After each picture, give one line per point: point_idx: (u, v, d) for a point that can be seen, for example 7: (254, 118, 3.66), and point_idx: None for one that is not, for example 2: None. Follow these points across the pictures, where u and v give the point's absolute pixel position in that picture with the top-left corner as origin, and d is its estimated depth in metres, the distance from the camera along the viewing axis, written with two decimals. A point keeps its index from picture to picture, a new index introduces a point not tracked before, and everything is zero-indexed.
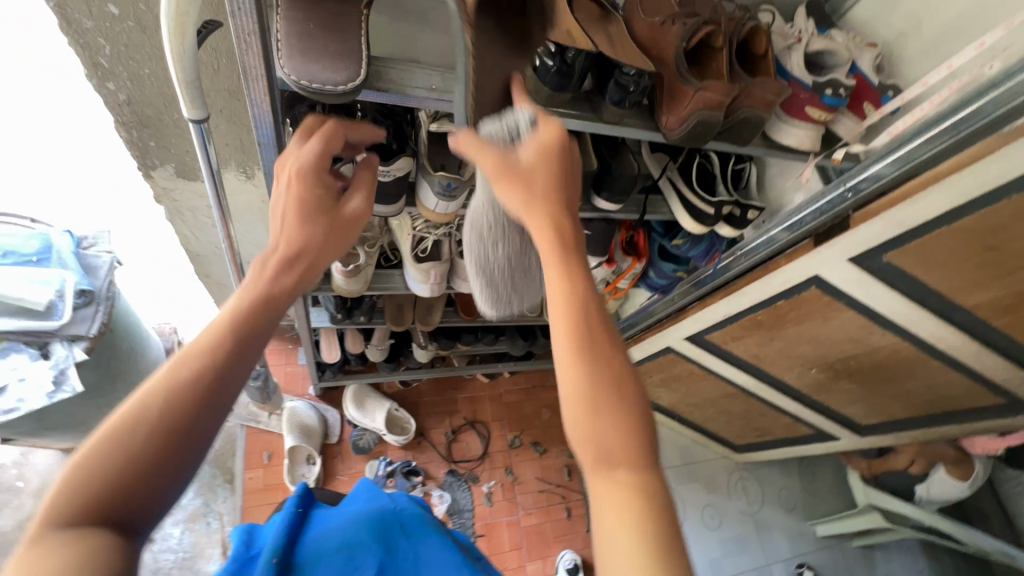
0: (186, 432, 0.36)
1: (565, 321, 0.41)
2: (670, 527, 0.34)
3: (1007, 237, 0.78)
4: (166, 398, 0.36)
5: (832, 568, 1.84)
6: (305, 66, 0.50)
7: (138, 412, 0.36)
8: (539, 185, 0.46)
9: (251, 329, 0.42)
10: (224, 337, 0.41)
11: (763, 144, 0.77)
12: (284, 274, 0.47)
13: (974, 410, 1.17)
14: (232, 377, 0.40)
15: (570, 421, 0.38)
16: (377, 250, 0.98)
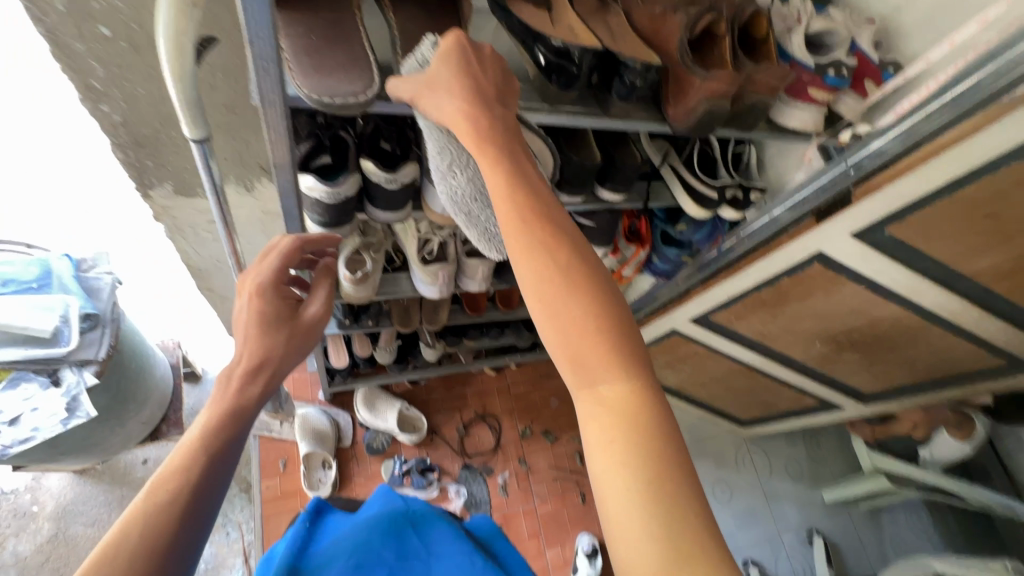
0: (163, 551, 0.41)
1: (523, 247, 0.41)
2: (658, 432, 0.37)
3: (1006, 203, 0.80)
4: (145, 524, 0.41)
5: (841, 533, 1.88)
6: (321, 82, 0.53)
7: (122, 539, 0.40)
8: (446, 86, 0.48)
9: (220, 445, 0.47)
10: (193, 457, 0.46)
11: (768, 127, 0.78)
12: (248, 385, 0.52)
13: (976, 373, 1.20)
14: (203, 493, 0.45)
15: (550, 342, 0.40)
16: (382, 255, 0.97)
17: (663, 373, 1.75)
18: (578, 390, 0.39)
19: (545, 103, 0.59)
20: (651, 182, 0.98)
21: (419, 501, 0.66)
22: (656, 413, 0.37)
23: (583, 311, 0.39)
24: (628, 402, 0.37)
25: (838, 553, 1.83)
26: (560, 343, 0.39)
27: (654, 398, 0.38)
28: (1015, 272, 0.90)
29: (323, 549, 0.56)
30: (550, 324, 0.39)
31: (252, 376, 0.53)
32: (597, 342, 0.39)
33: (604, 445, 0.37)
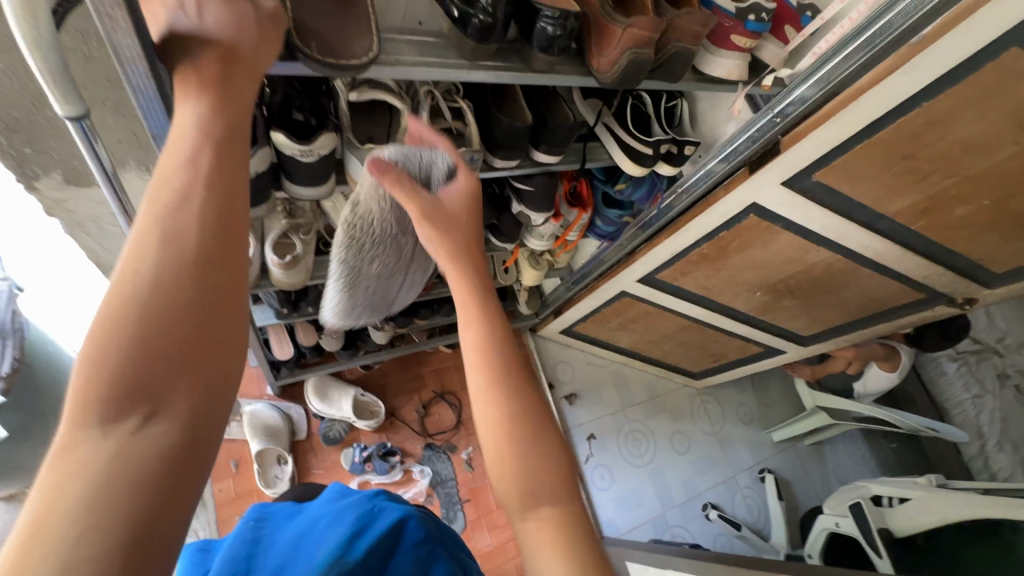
0: (200, 300, 0.32)
1: (486, 377, 0.52)
2: (587, 547, 0.44)
3: (920, 144, 0.84)
4: (162, 256, 0.32)
5: (791, 468, 2.01)
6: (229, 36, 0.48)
7: (140, 279, 0.31)
8: (455, 233, 0.60)
9: (221, 153, 0.36)
10: (190, 221, 0.34)
11: (694, 78, 0.77)
12: (223, 85, 0.38)
13: (901, 307, 1.29)
14: (222, 261, 0.34)
15: (498, 458, 0.48)
16: (314, 236, 0.92)
17: (618, 334, 1.78)
18: (525, 519, 0.45)
19: (461, 60, 0.55)
20: (586, 142, 0.96)
21: (381, 496, 0.67)
22: (582, 533, 0.44)
23: (534, 437, 0.49)
24: (563, 519, 0.45)
25: (788, 487, 1.96)
26: (513, 469, 0.47)
27: (578, 525, 0.45)
28: (930, 210, 0.96)
29: (282, 549, 0.56)
30: (502, 443, 0.48)
31: (231, 125, 0.37)
32: (543, 464, 0.47)
33: (545, 560, 0.42)
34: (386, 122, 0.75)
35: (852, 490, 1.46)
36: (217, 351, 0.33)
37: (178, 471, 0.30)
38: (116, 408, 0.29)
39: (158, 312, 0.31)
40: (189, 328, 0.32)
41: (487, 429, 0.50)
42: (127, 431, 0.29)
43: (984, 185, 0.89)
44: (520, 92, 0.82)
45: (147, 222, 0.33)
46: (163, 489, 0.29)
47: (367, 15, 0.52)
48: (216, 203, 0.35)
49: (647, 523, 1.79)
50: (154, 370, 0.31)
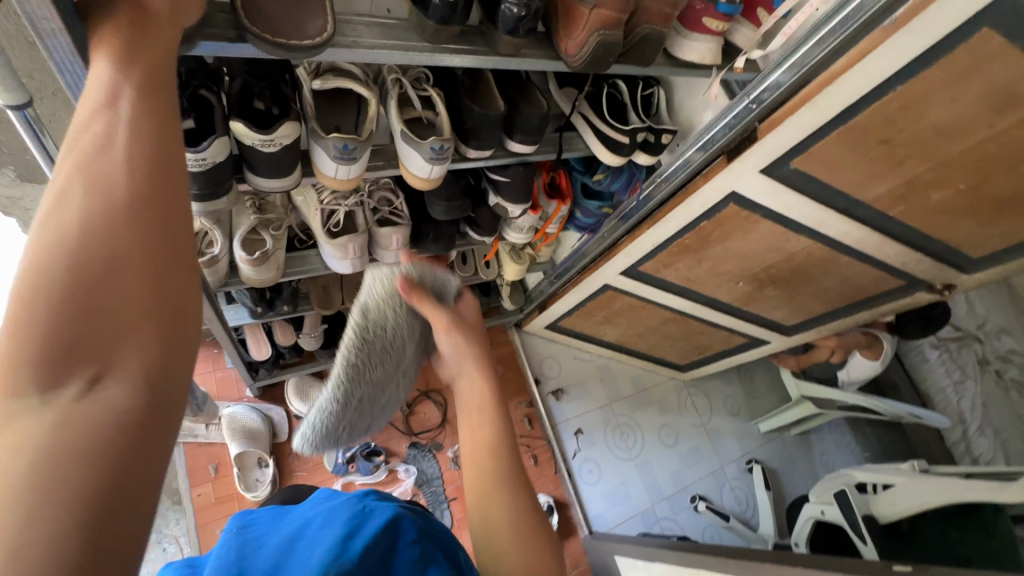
0: (143, 246, 0.29)
1: (493, 463, 0.66)
2: None
3: (897, 129, 0.84)
4: (91, 201, 0.29)
5: (777, 458, 2.01)
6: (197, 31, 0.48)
7: (68, 228, 0.28)
8: (471, 335, 0.77)
9: (149, 94, 0.33)
10: (120, 163, 0.30)
11: (666, 62, 0.76)
12: (143, 33, 0.35)
13: (881, 295, 1.30)
14: (162, 203, 0.31)
15: (502, 539, 0.62)
16: (284, 231, 0.90)
17: (603, 328, 1.77)
18: None
19: (423, 43, 0.54)
20: (563, 132, 0.95)
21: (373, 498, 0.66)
22: None
23: (528, 522, 0.64)
24: None
25: (775, 477, 1.97)
26: (514, 550, 0.61)
27: None
28: (907, 196, 0.96)
29: (274, 553, 0.54)
30: (507, 524, 0.63)
31: (155, 71, 0.34)
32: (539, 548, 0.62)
33: None
34: (354, 112, 0.73)
35: (839, 477, 1.43)
36: (170, 302, 0.29)
37: (140, 436, 0.27)
38: (58, 370, 0.26)
39: (98, 264, 0.28)
40: (136, 280, 0.28)
41: (494, 513, 0.64)
42: (70, 399, 0.25)
43: (960, 169, 0.89)
44: (492, 79, 0.80)
45: (70, 168, 0.29)
46: (124, 458, 0.26)
47: None
48: (150, 144, 0.31)
49: (636, 516, 1.79)
50: (94, 328, 0.27)
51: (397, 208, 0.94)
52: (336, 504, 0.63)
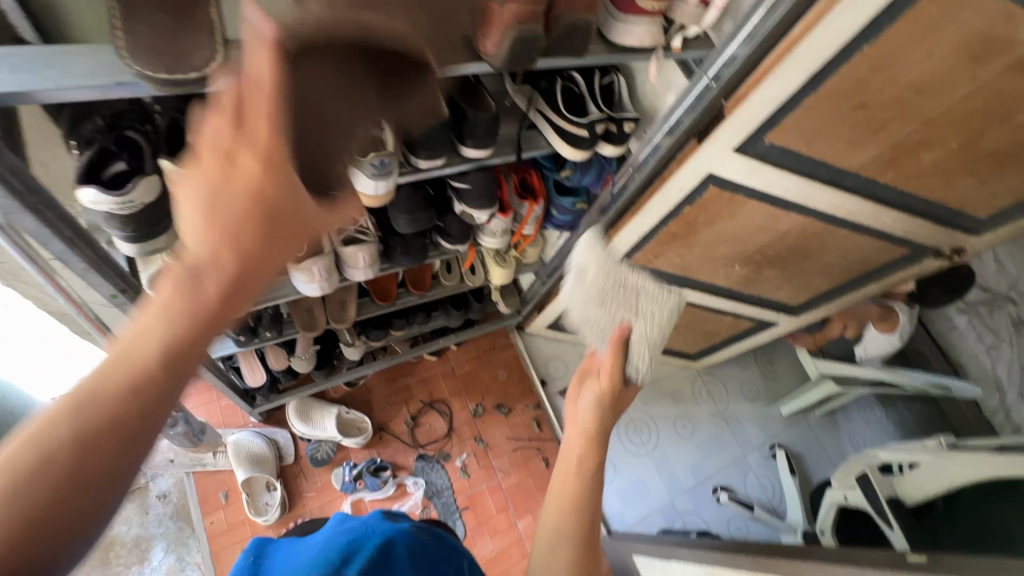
0: (119, 448, 0.32)
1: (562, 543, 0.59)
2: None
3: (872, 91, 0.78)
4: (116, 394, 0.32)
5: (805, 443, 1.91)
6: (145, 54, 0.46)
7: (79, 410, 0.31)
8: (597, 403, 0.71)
9: (224, 308, 0.37)
10: (158, 361, 0.34)
11: (606, 49, 0.75)
12: (267, 241, 0.40)
13: (886, 266, 1.25)
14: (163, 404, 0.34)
15: None
16: (252, 260, 0.90)
17: None
18: None
19: None
20: (521, 131, 0.93)
21: (376, 519, 0.65)
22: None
23: None
24: None
25: (802, 462, 1.87)
26: None
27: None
28: (896, 160, 0.90)
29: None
30: None
31: (241, 285, 0.38)
32: None
33: None
34: None
35: (858, 459, 1.35)
36: (100, 502, 0.31)
37: None
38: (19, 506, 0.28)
39: (81, 460, 0.30)
40: (95, 482, 0.31)
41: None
42: None
43: (948, 127, 0.83)
44: (437, 87, 0.79)
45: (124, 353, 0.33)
46: None
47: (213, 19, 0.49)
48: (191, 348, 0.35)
49: (656, 512, 1.74)
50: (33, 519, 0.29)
51: (363, 226, 0.93)
52: (346, 524, 0.63)
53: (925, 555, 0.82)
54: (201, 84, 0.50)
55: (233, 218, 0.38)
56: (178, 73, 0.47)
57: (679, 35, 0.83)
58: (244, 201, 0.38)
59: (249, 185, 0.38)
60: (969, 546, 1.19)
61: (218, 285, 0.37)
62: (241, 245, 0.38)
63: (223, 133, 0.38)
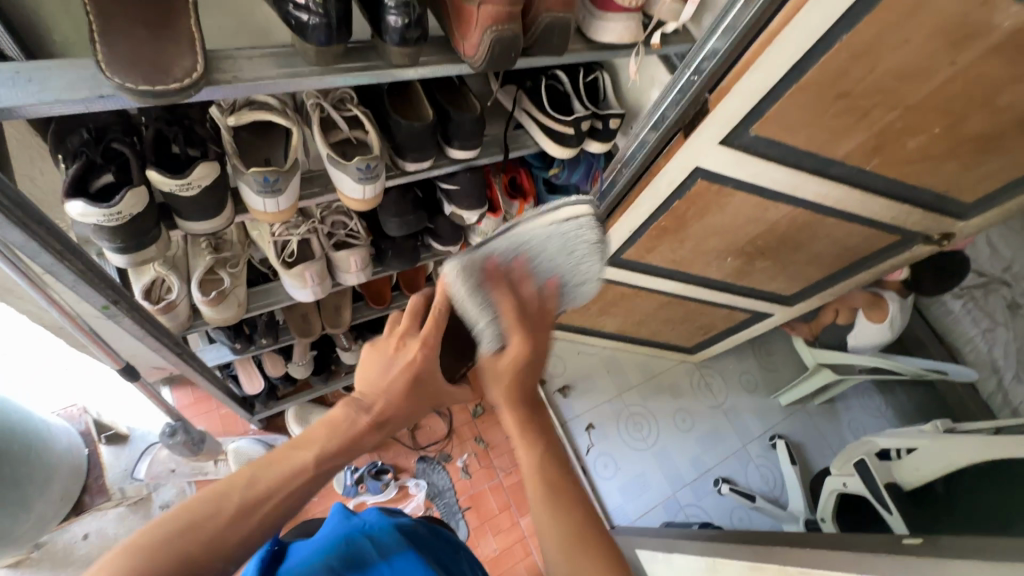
0: (257, 508, 0.49)
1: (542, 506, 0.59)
2: None
3: (853, 79, 0.79)
4: (276, 473, 0.51)
5: (804, 432, 1.92)
6: (128, 67, 0.47)
7: (252, 475, 0.50)
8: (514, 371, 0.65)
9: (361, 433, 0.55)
10: (308, 458, 0.52)
11: (587, 47, 0.75)
12: (403, 380, 0.57)
13: (876, 254, 1.26)
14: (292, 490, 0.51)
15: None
16: (244, 268, 0.91)
17: (602, 321, 1.69)
18: None
19: (311, 65, 0.54)
20: (508, 130, 0.93)
21: (377, 518, 0.63)
22: None
23: None
24: None
25: (802, 452, 1.88)
26: None
27: None
28: (881, 147, 0.91)
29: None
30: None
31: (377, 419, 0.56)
32: None
33: None
34: (282, 141, 0.72)
35: (858, 445, 1.34)
36: (225, 539, 0.47)
37: None
38: (200, 536, 0.46)
39: (235, 507, 0.48)
40: (233, 526, 0.48)
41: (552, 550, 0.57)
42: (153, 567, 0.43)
43: (930, 112, 0.84)
44: (421, 90, 0.79)
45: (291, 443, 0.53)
46: None
47: (191, 29, 0.50)
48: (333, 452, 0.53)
49: (658, 506, 1.75)
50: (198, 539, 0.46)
51: (353, 230, 0.94)
52: (356, 524, 0.61)
53: (921, 538, 0.82)
54: (184, 97, 0.49)
55: (392, 383, 0.57)
56: (157, 83, 0.47)
57: (659, 31, 0.84)
58: (400, 365, 0.57)
59: (413, 360, 0.58)
60: (967, 527, 1.20)
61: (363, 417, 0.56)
62: (393, 399, 0.56)
63: (405, 327, 0.60)
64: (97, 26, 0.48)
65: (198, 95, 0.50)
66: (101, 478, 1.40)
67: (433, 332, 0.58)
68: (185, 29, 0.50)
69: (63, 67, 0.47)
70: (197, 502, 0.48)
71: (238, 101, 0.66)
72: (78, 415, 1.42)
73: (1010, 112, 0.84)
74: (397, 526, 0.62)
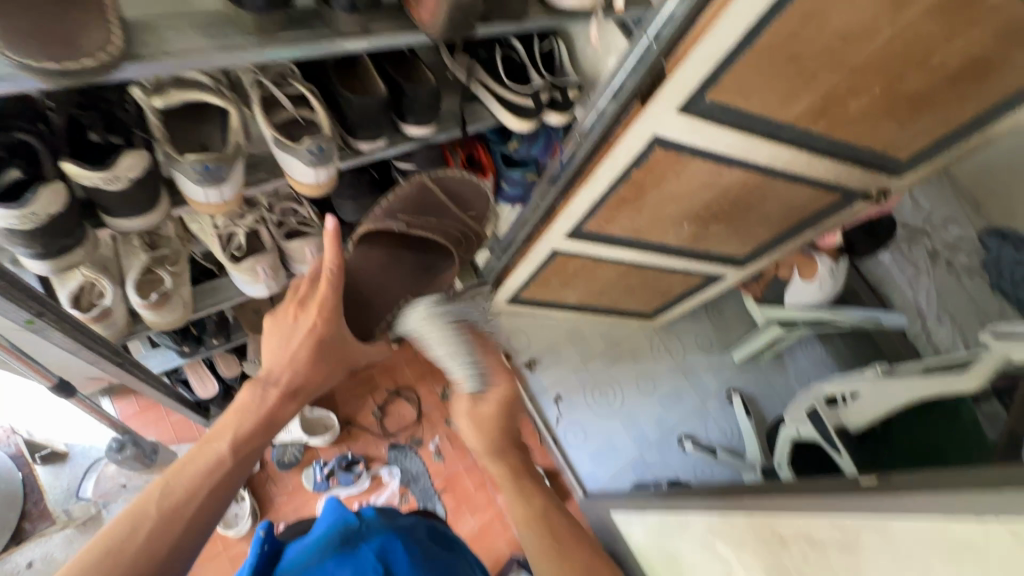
0: (185, 507, 0.51)
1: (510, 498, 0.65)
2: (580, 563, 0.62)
3: (803, 43, 0.80)
4: (193, 470, 0.53)
5: (757, 385, 2.03)
6: (31, 41, 0.40)
7: (171, 481, 0.52)
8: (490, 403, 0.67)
9: (267, 416, 0.59)
10: (223, 446, 0.55)
11: (546, 11, 0.76)
12: (301, 347, 0.63)
13: (822, 212, 1.32)
14: (222, 485, 0.54)
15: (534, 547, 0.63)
16: (186, 265, 0.83)
17: (564, 293, 1.69)
18: None
19: (249, 35, 0.49)
20: (464, 104, 0.89)
21: (376, 521, 0.61)
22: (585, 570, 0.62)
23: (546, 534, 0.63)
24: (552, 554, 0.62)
25: (755, 403, 1.99)
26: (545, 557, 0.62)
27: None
28: (827, 110, 0.94)
29: None
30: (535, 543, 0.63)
31: (293, 386, 0.62)
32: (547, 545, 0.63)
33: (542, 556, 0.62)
34: (218, 124, 0.65)
35: (808, 394, 1.45)
36: (153, 554, 0.48)
37: None
38: (123, 557, 0.47)
39: (163, 511, 0.50)
40: (162, 534, 0.49)
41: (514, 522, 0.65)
42: None
43: (871, 75, 0.87)
44: (370, 63, 0.74)
45: (204, 443, 0.55)
46: None
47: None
48: (251, 434, 0.57)
49: (628, 468, 1.81)
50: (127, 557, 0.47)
51: (305, 217, 0.88)
52: (353, 523, 0.59)
53: (874, 477, 0.88)
54: (100, 77, 0.43)
55: (295, 353, 0.63)
56: (67, 61, 0.41)
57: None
58: (300, 334, 0.64)
59: (313, 328, 0.64)
60: (904, 463, 1.31)
61: (281, 394, 0.61)
62: (297, 366, 0.63)
63: (303, 293, 0.67)
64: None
65: (122, 71, 0.44)
66: (42, 503, 1.31)
67: (330, 290, 0.63)
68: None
69: None
70: (117, 524, 0.48)
71: (162, 81, 0.59)
72: (7, 438, 1.32)
73: (942, 71, 0.88)
74: (395, 530, 0.59)
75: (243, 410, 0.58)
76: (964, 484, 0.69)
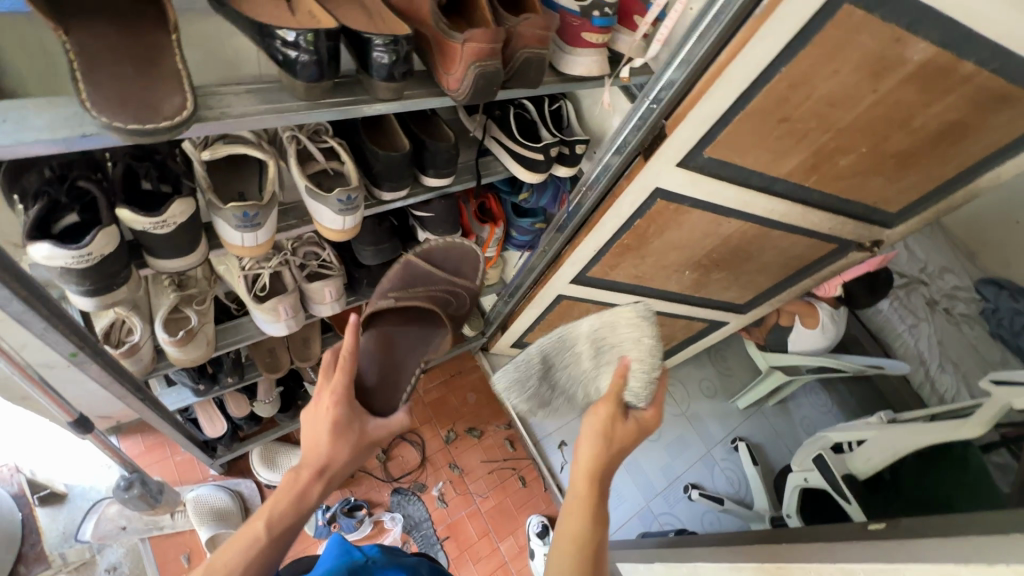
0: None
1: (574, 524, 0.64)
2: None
3: (794, 106, 0.87)
4: (234, 549, 0.56)
5: (762, 433, 2.01)
6: (120, 107, 0.46)
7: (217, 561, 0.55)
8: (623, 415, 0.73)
9: (302, 494, 0.60)
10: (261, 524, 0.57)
11: (557, 77, 0.84)
12: (327, 431, 0.63)
13: (818, 261, 1.37)
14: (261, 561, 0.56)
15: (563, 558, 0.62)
16: (211, 304, 0.87)
17: None
18: None
19: (298, 100, 0.55)
20: (479, 158, 0.96)
21: (382, 557, 0.61)
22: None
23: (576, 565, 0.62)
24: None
25: (761, 452, 1.96)
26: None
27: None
28: (818, 166, 1.01)
29: None
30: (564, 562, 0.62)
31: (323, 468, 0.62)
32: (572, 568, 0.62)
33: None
34: (256, 174, 0.71)
35: (813, 442, 1.44)
36: None
37: None
38: None
39: None
40: None
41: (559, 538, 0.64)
42: None
43: (857, 135, 0.94)
44: (396, 121, 0.81)
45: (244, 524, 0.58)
46: None
47: (179, 70, 0.49)
48: (286, 515, 0.59)
49: (633, 518, 1.77)
50: None
51: (325, 260, 0.93)
52: (358, 559, 0.60)
53: (883, 524, 0.88)
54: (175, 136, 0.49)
55: (320, 435, 0.63)
56: (147, 122, 0.46)
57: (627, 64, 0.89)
58: (321, 414, 0.64)
59: (330, 410, 0.64)
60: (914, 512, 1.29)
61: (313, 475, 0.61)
62: (326, 449, 0.62)
63: (322, 379, 0.67)
64: (81, 64, 0.47)
65: (186, 132, 0.50)
66: (38, 546, 1.28)
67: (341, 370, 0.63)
68: (182, 67, 0.49)
69: (44, 106, 0.46)
70: None
71: (211, 135, 0.65)
72: (10, 476, 1.30)
73: (924, 134, 0.95)
74: (399, 566, 0.60)
75: (278, 492, 0.59)
76: (980, 531, 0.69)
